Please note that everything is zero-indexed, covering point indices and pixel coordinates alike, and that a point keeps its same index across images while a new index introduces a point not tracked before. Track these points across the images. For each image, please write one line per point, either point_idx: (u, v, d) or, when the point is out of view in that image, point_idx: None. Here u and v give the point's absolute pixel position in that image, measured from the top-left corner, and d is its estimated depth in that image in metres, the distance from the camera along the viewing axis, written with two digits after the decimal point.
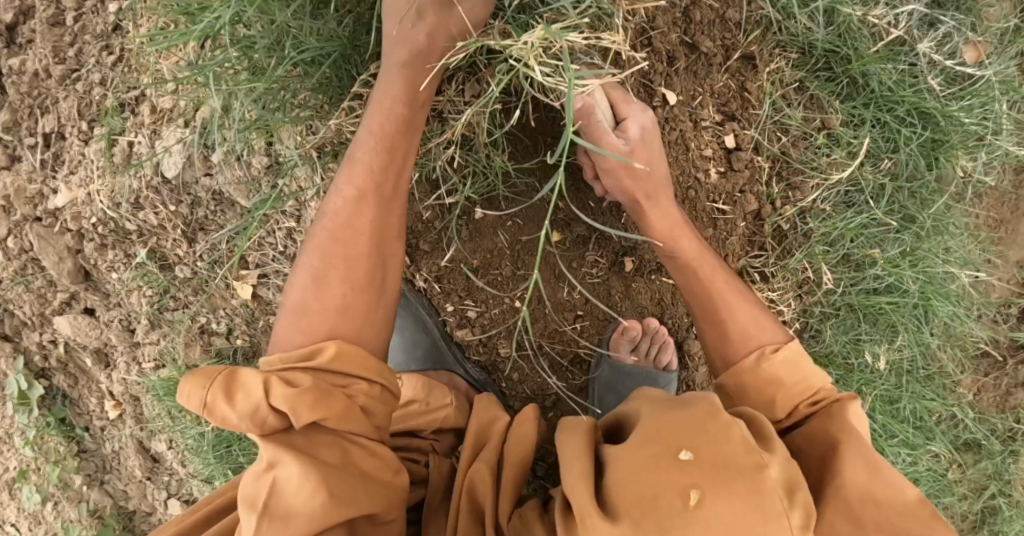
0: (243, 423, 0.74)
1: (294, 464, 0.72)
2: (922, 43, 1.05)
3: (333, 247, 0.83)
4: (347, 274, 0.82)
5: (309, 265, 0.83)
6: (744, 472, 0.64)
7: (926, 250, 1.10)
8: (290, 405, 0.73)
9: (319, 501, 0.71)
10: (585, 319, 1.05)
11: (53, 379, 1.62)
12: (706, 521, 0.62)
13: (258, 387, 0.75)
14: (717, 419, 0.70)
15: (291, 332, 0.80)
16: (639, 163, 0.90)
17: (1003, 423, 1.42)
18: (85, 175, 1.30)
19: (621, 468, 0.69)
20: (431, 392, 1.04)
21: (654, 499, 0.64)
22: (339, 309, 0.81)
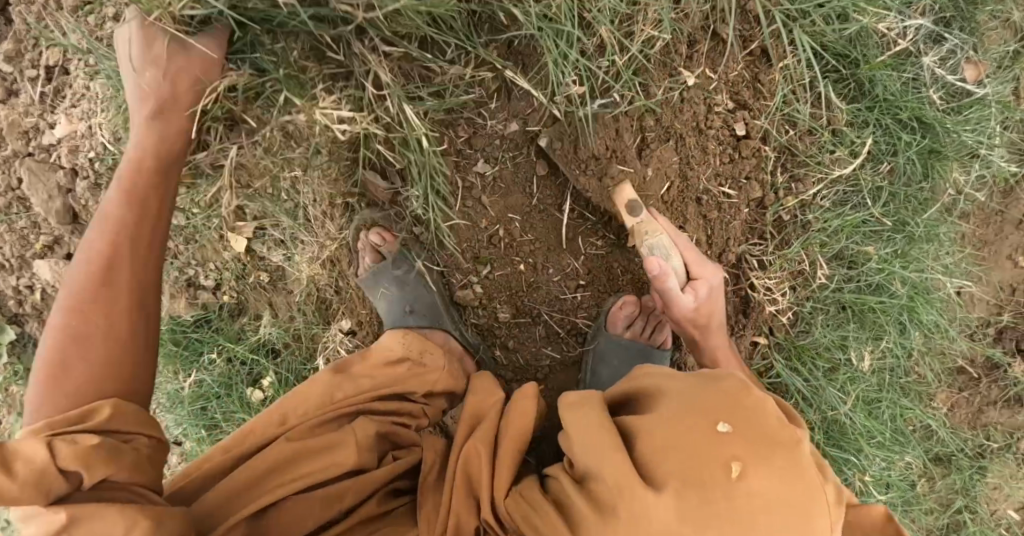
0: (25, 493, 0.65)
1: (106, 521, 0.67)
2: (927, 56, 1.08)
3: (103, 277, 0.81)
4: (106, 309, 0.80)
5: (65, 321, 0.79)
6: (784, 448, 0.70)
7: (917, 253, 1.13)
8: (76, 458, 0.68)
9: None
10: (586, 290, 1.07)
11: (26, 326, 1.57)
12: (751, 491, 0.66)
13: (42, 450, 0.67)
14: (751, 395, 0.74)
15: (47, 400, 0.74)
16: (703, 318, 0.99)
17: (974, 438, 1.46)
18: (88, 108, 1.31)
19: (659, 440, 0.71)
20: (422, 353, 1.00)
21: (697, 472, 0.68)
22: (96, 363, 0.77)
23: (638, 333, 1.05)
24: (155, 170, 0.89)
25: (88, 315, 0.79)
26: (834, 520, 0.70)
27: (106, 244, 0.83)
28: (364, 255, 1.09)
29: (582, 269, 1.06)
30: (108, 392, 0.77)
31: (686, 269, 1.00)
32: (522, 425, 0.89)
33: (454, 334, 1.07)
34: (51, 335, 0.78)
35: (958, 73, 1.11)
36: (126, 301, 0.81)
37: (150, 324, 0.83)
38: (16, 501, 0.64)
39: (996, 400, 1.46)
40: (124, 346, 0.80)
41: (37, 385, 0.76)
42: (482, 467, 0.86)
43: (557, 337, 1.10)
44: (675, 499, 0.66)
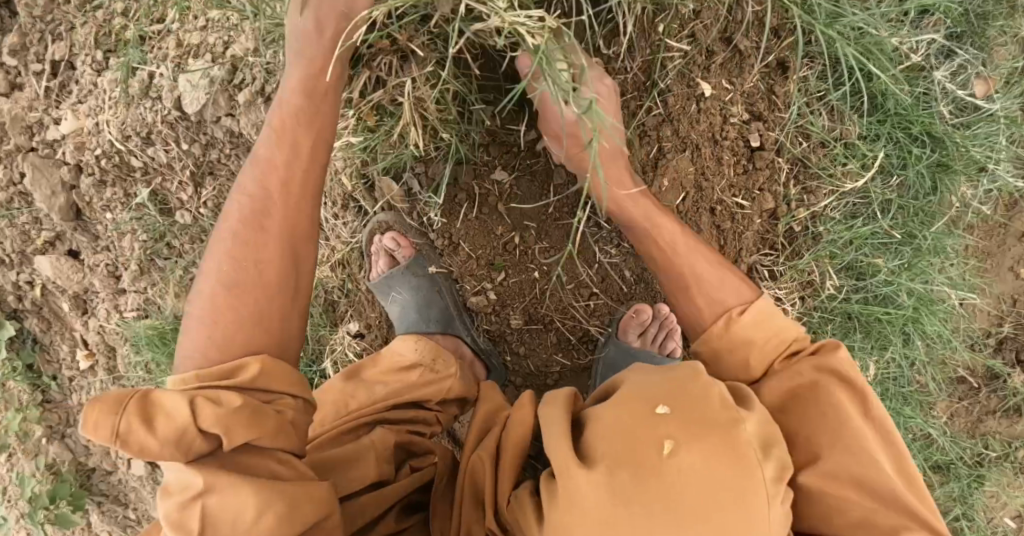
0: (165, 450, 0.67)
1: (230, 490, 0.67)
2: (939, 72, 1.09)
3: (255, 227, 0.79)
4: (267, 247, 0.79)
5: (218, 268, 0.78)
6: (720, 427, 0.63)
7: (923, 264, 1.13)
8: (217, 428, 0.68)
9: (263, 522, 0.67)
10: (599, 298, 1.07)
11: (25, 322, 1.56)
12: (681, 471, 0.60)
13: (182, 410, 0.68)
14: (694, 375, 0.68)
15: (200, 347, 0.75)
16: (589, 130, 0.89)
17: (972, 447, 1.48)
18: (95, 104, 1.29)
19: (601, 426, 0.66)
20: (435, 359, 1.00)
21: (631, 452, 0.62)
22: (257, 314, 0.77)
23: (651, 341, 1.05)
24: (309, 114, 0.84)
25: (238, 263, 0.78)
26: (773, 498, 0.62)
27: (258, 191, 0.80)
28: (379, 260, 1.09)
29: (595, 278, 1.06)
30: (256, 343, 0.76)
31: (567, 78, 0.89)
32: (525, 431, 0.85)
33: (466, 340, 1.07)
34: (207, 281, 0.78)
35: (968, 88, 1.12)
36: (275, 249, 0.79)
37: (301, 271, 0.81)
38: (158, 457, 0.67)
39: (995, 409, 1.47)
40: (274, 295, 0.78)
41: (192, 329, 0.77)
42: (484, 477, 0.83)
43: (568, 343, 1.10)
44: (605, 478, 0.61)
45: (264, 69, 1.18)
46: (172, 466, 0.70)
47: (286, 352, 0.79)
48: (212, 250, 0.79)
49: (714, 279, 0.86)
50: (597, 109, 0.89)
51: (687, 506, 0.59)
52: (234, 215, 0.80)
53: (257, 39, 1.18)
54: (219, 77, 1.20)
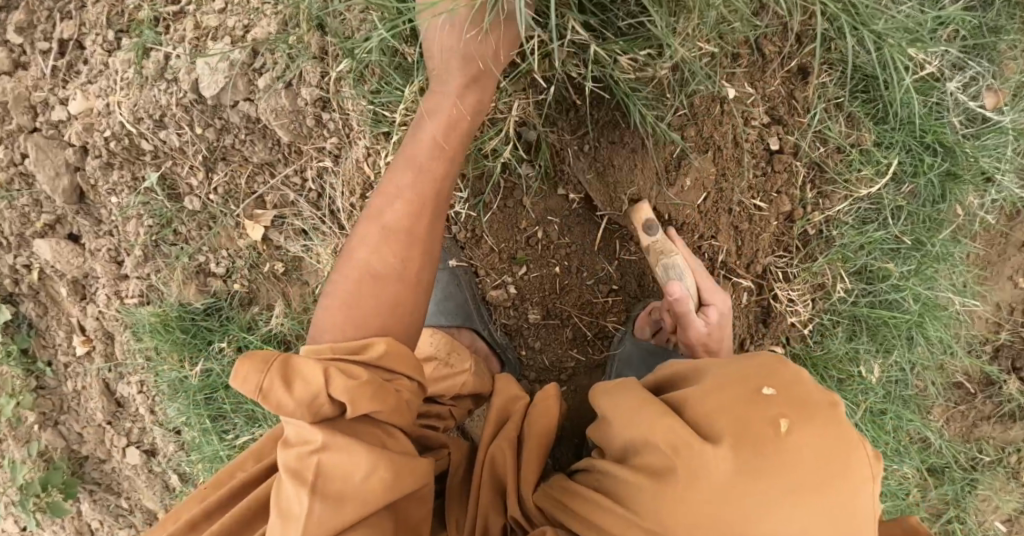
0: (299, 411, 0.70)
1: (344, 452, 0.70)
2: (951, 83, 1.10)
3: (397, 227, 0.83)
4: (410, 247, 0.83)
5: (366, 253, 0.81)
6: (824, 408, 0.68)
7: (929, 271, 1.15)
8: (347, 393, 0.71)
9: (374, 483, 0.71)
10: (616, 295, 1.09)
11: (21, 306, 1.52)
12: (798, 447, 0.64)
13: (319, 376, 0.71)
14: (786, 365, 0.73)
15: (338, 319, 0.78)
16: (716, 340, 0.99)
17: (966, 452, 1.51)
18: (106, 85, 1.27)
19: (706, 408, 0.70)
20: (451, 353, 1.03)
21: (747, 430, 0.66)
22: (392, 306, 0.80)
23: (666, 338, 1.05)
24: (460, 130, 0.89)
25: (385, 255, 0.81)
26: (877, 473, 0.67)
27: (410, 192, 0.84)
28: None
29: (614, 274, 1.08)
30: (390, 330, 0.79)
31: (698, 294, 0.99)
32: (543, 421, 0.89)
33: (484, 334, 1.08)
34: (355, 261, 0.81)
35: (979, 99, 1.13)
36: (419, 249, 0.83)
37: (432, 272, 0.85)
38: (291, 415, 0.70)
39: (990, 414, 1.50)
40: (413, 291, 0.82)
41: (334, 299, 0.80)
42: (506, 462, 0.86)
43: (584, 339, 1.11)
44: (730, 454, 0.65)
45: (286, 54, 1.18)
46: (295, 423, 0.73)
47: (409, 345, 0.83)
48: (364, 233, 0.83)
49: None
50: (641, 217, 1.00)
51: (809, 480, 0.63)
52: (385, 208, 0.84)
53: (279, 24, 1.18)
54: (239, 62, 1.19)
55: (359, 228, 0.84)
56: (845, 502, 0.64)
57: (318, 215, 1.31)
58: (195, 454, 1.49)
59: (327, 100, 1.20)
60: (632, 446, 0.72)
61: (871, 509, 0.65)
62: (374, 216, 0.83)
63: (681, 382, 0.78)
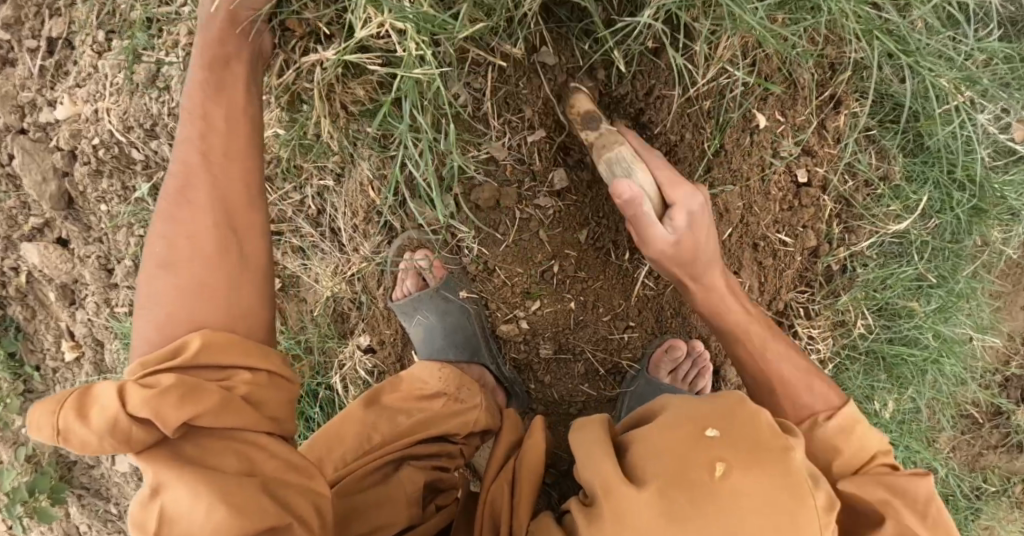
0: (102, 442, 0.62)
1: (181, 486, 0.62)
2: (985, 116, 1.04)
3: (178, 207, 0.74)
4: (185, 223, 0.73)
5: (150, 251, 0.73)
6: (772, 453, 0.63)
7: (952, 309, 1.12)
8: (149, 406, 0.62)
9: (217, 518, 0.61)
10: (633, 330, 1.04)
11: (7, 310, 1.47)
12: (732, 494, 0.60)
13: (112, 396, 0.63)
14: (744, 406, 0.68)
15: (141, 333, 0.69)
16: (684, 252, 0.83)
17: (971, 481, 1.50)
18: (95, 90, 1.20)
19: (647, 449, 0.66)
20: (459, 387, 0.96)
21: (683, 474, 0.62)
22: (189, 290, 0.70)
23: (682, 378, 1.01)
24: (209, 86, 0.80)
25: (166, 243, 0.72)
26: (827, 526, 0.61)
27: (180, 163, 0.76)
28: (407, 279, 1.06)
29: (631, 311, 1.03)
30: (211, 322, 0.69)
31: (657, 191, 0.84)
32: (532, 458, 0.82)
33: (492, 369, 1.05)
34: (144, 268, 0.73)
35: (1008, 133, 1.09)
36: (209, 217, 0.74)
37: (245, 233, 0.75)
38: (98, 451, 0.62)
39: (996, 445, 1.49)
40: (211, 263, 0.72)
41: (141, 316, 0.70)
42: (503, 501, 0.80)
43: (595, 375, 1.06)
44: (658, 499, 0.60)
45: None
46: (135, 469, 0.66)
47: (247, 324, 0.72)
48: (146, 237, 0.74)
49: (790, 372, 0.85)
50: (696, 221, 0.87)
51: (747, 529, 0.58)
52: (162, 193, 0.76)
53: None
54: None
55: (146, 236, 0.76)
56: None
57: None
58: None
59: None
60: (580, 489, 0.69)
61: None
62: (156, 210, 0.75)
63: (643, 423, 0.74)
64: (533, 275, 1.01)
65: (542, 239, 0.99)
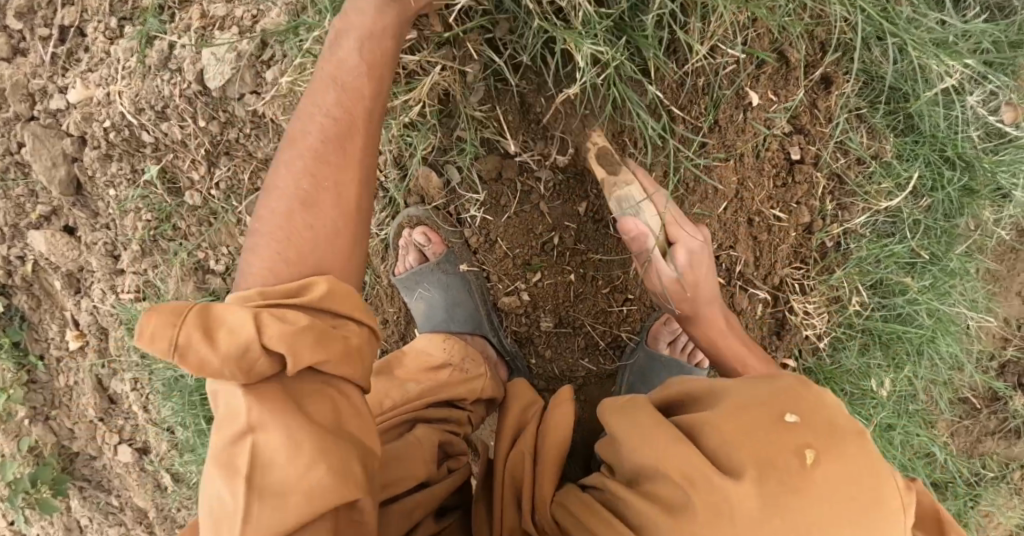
0: (226, 367, 0.63)
1: (279, 427, 0.64)
2: (972, 97, 1.07)
3: (321, 148, 0.76)
4: (328, 166, 0.75)
5: (288, 186, 0.74)
6: (848, 436, 0.71)
7: (945, 286, 1.13)
8: (285, 345, 0.65)
9: (318, 473, 0.64)
10: (633, 304, 1.04)
11: (13, 299, 1.49)
12: (823, 476, 0.67)
13: (247, 324, 0.64)
14: (809, 390, 0.75)
15: (267, 260, 0.71)
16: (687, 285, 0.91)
17: (969, 467, 1.51)
18: (106, 74, 1.22)
19: (726, 436, 0.72)
20: (463, 358, 0.99)
21: (771, 461, 0.69)
22: (321, 234, 0.73)
23: (680, 350, 1.04)
24: (374, 39, 0.80)
25: (304, 181, 0.74)
26: (906, 501, 0.69)
27: (333, 108, 0.77)
28: (408, 255, 1.07)
29: (631, 283, 1.03)
30: (335, 271, 0.73)
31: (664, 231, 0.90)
32: (555, 437, 0.88)
33: (492, 341, 1.06)
34: (280, 192, 0.75)
35: (997, 114, 1.11)
36: (352, 171, 0.76)
37: (371, 194, 0.78)
38: (217, 374, 0.63)
39: (994, 430, 1.50)
40: (346, 209, 0.75)
41: (263, 238, 0.73)
42: (526, 472, 0.87)
43: (596, 349, 1.07)
44: (754, 486, 0.67)
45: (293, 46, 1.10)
46: (221, 401, 0.67)
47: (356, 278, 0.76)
48: (283, 168, 0.76)
49: None
50: (712, 306, 0.93)
51: (840, 513, 0.66)
52: (309, 125, 0.77)
53: (289, 13, 1.10)
54: (247, 52, 1.12)
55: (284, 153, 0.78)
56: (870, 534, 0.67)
57: None
58: (189, 453, 1.46)
59: None
60: (640, 469, 0.76)
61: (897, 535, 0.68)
62: (296, 142, 0.76)
63: (700, 406, 0.80)
64: (530, 248, 1.03)
65: (539, 212, 1.01)
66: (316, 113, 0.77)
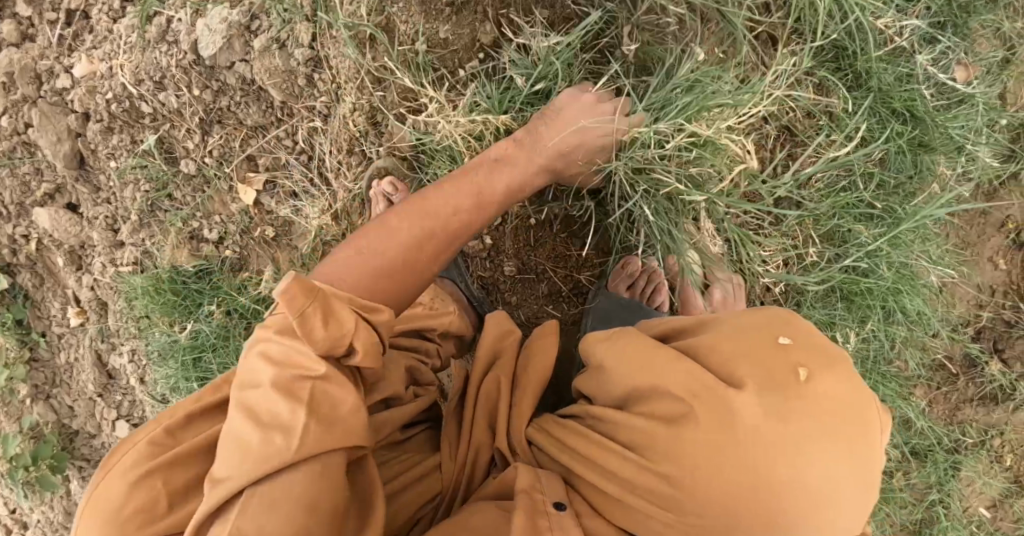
0: (324, 344, 0.71)
1: (342, 384, 0.72)
2: (921, 55, 1.12)
3: (429, 221, 0.89)
4: (427, 248, 0.88)
5: (395, 234, 0.87)
6: (840, 359, 0.72)
7: (902, 239, 1.19)
8: (368, 348, 0.75)
9: (360, 419, 0.73)
10: (590, 248, 1.17)
11: (17, 277, 1.54)
12: (819, 391, 0.69)
13: (351, 322, 0.73)
14: (795, 318, 0.77)
15: (352, 284, 0.80)
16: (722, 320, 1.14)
17: (949, 434, 1.51)
18: (109, 50, 1.31)
19: (721, 357, 0.73)
20: (434, 297, 1.07)
21: (768, 377, 0.70)
22: (389, 287, 0.84)
23: (638, 293, 1.14)
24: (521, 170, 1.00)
25: (407, 238, 0.87)
26: (886, 426, 0.73)
27: (463, 200, 0.94)
28: (377, 203, 1.23)
29: (586, 228, 1.16)
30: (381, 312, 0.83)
31: (707, 276, 1.15)
32: (541, 367, 0.92)
33: (460, 286, 1.14)
34: (399, 242, 0.86)
35: (948, 72, 1.17)
36: (432, 256, 0.89)
37: (427, 278, 0.90)
38: (313, 344, 0.70)
39: (973, 397, 1.50)
40: (411, 279, 0.87)
41: (356, 261, 0.83)
42: (501, 401, 0.90)
43: (559, 295, 1.20)
44: (755, 397, 0.69)
45: (281, 16, 1.21)
46: (283, 341, 0.72)
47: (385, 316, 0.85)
48: (398, 215, 0.88)
49: None
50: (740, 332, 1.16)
51: (833, 427, 0.67)
52: (434, 198, 0.92)
53: None
54: (237, 22, 1.21)
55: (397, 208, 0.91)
56: (862, 450, 0.68)
57: (308, 179, 1.33)
58: None
59: (312, 70, 1.23)
60: (633, 390, 0.77)
61: (882, 456, 0.70)
62: (421, 205, 0.90)
63: (685, 333, 0.82)
64: None
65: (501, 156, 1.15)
66: (448, 196, 0.93)
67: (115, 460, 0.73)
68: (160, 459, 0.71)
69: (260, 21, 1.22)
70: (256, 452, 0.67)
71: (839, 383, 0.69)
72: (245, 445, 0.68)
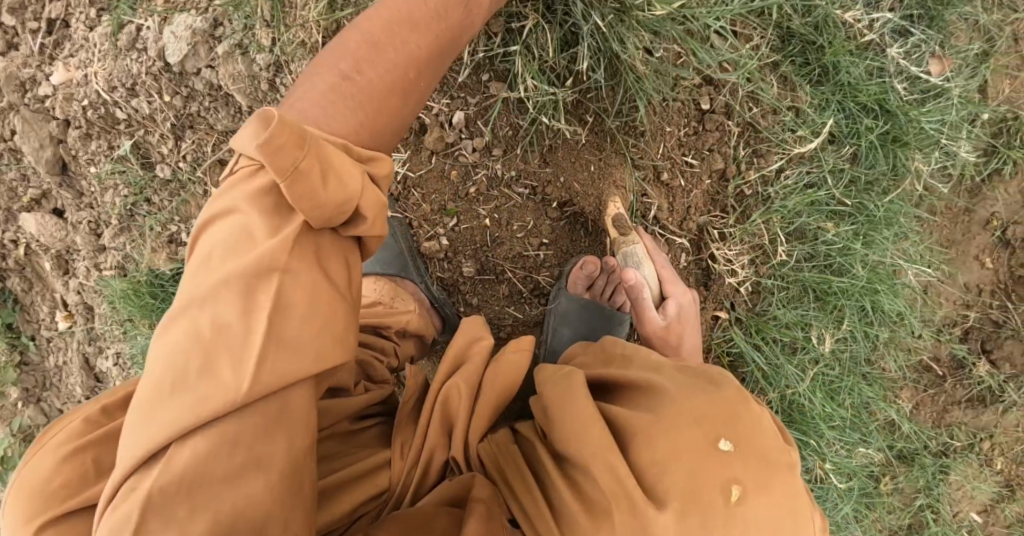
0: (327, 208, 0.68)
1: (311, 284, 0.68)
2: (892, 48, 1.12)
3: (417, 32, 0.82)
4: (419, 69, 0.83)
5: (387, 51, 0.80)
6: (779, 472, 0.70)
7: (875, 238, 1.17)
8: (372, 210, 0.73)
9: (326, 338, 0.69)
10: (548, 249, 1.19)
11: (6, 282, 1.55)
12: (745, 516, 0.67)
13: (356, 183, 0.70)
14: (748, 409, 0.73)
15: (350, 115, 0.75)
16: (672, 335, 1.04)
17: (937, 437, 1.37)
18: (85, 57, 1.33)
19: (656, 456, 0.70)
20: (393, 297, 1.10)
21: (697, 494, 0.67)
22: (388, 118, 0.80)
23: (598, 293, 1.15)
24: None
25: (399, 57, 0.80)
26: None
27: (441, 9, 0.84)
28: None
29: (544, 228, 1.18)
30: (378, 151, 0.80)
31: (659, 284, 1.09)
32: (504, 378, 0.85)
33: (422, 286, 1.17)
34: (391, 61, 0.80)
35: (923, 65, 1.15)
36: (424, 78, 0.84)
37: (420, 96, 0.85)
38: (311, 208, 0.67)
39: (961, 399, 1.37)
40: (408, 99, 0.82)
41: (345, 88, 0.76)
42: (460, 408, 0.84)
43: (520, 296, 1.22)
44: (676, 518, 0.67)
45: (241, 23, 1.24)
46: (262, 212, 0.68)
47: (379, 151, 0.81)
48: (380, 30, 0.80)
49: None
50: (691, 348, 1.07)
51: None
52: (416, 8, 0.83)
53: None
54: (201, 29, 1.25)
55: (373, 11, 0.82)
56: None
57: None
58: None
59: (274, 73, 1.26)
60: (570, 461, 0.74)
61: None
62: (403, 15, 0.82)
63: (634, 396, 0.78)
64: (449, 197, 1.17)
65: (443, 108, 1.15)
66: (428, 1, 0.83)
67: (50, 435, 0.74)
68: (91, 437, 0.72)
69: (226, 28, 1.25)
70: (200, 382, 0.64)
71: (769, 509, 0.67)
72: (185, 377, 0.64)
